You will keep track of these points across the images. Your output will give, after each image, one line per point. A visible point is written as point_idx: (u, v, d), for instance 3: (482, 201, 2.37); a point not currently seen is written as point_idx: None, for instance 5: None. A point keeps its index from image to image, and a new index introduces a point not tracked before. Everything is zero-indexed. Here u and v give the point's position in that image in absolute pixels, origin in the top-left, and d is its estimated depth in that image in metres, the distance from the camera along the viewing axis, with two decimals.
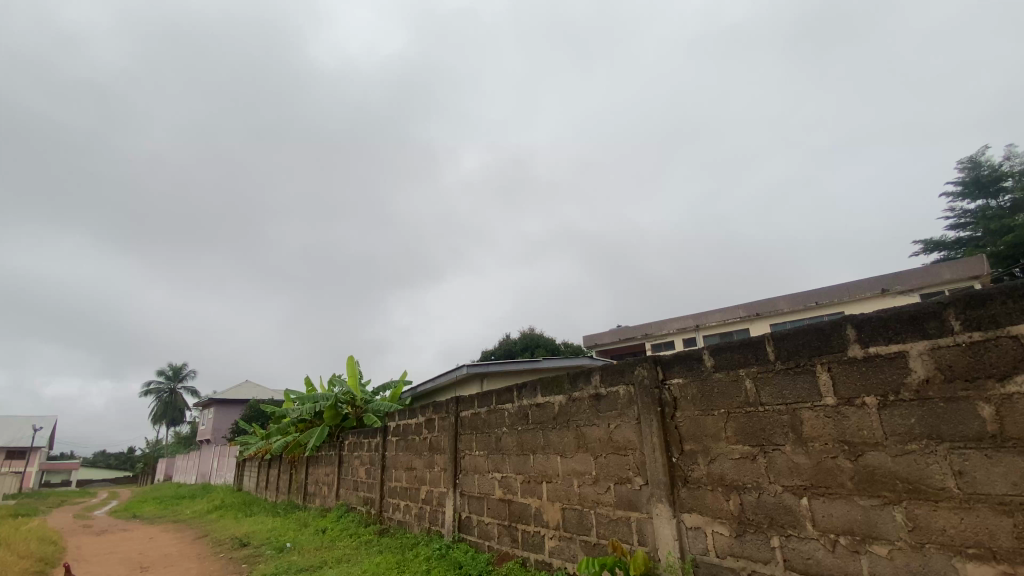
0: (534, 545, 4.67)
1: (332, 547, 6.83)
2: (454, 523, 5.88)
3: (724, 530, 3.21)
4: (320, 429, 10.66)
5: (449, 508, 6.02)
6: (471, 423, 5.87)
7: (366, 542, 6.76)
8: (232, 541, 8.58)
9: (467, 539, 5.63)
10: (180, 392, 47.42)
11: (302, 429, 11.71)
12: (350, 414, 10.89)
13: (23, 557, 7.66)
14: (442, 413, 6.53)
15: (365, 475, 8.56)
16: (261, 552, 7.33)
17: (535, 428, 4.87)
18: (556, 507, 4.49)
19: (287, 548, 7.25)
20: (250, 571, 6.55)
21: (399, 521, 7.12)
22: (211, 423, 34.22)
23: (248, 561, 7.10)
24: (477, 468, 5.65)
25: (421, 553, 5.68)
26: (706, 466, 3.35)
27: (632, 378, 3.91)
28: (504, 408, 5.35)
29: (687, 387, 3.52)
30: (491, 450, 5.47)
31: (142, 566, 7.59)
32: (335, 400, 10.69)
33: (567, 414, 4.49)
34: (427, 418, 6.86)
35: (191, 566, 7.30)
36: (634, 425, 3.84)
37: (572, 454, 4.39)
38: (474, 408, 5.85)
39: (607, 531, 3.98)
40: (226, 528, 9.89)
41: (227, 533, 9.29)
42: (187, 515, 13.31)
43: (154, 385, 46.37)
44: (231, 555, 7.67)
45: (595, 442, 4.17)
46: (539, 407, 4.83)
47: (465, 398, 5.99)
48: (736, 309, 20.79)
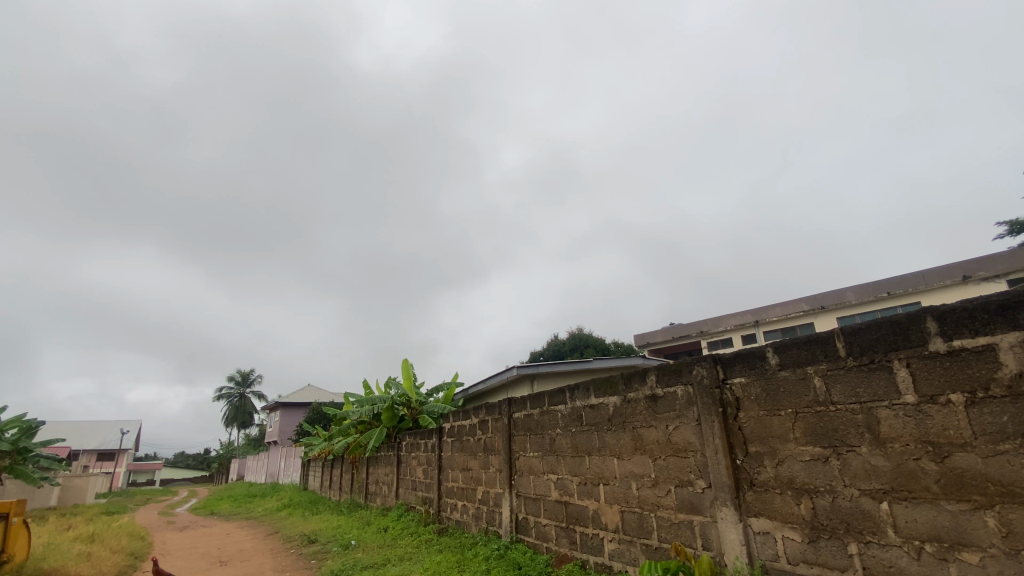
0: (593, 548, 4.63)
1: (394, 545, 7.04)
2: (512, 523, 5.90)
3: (795, 535, 3.06)
4: (379, 430, 11.01)
5: (506, 509, 6.05)
6: (524, 425, 5.88)
7: (426, 541, 6.91)
8: (301, 538, 9.02)
9: (525, 539, 5.64)
10: (249, 396, 50.29)
11: (362, 430, 12.13)
12: (406, 415, 11.18)
13: (116, 552, 8.36)
14: (495, 414, 6.59)
15: (422, 475, 8.75)
16: (328, 549, 7.66)
17: (589, 429, 4.82)
18: (615, 509, 4.42)
19: (352, 545, 7.54)
20: (319, 567, 6.86)
21: (457, 521, 7.24)
22: (278, 425, 36.08)
23: (317, 557, 7.43)
24: (532, 470, 5.66)
25: (481, 553, 5.74)
26: (772, 468, 3.21)
27: (690, 377, 3.80)
28: (557, 409, 5.33)
29: (750, 386, 3.39)
30: (545, 452, 5.46)
31: (220, 561, 8.08)
32: (391, 402, 11.00)
33: (622, 415, 4.43)
34: (480, 420, 6.94)
35: (264, 561, 7.73)
36: (694, 426, 3.73)
37: (629, 457, 4.32)
38: (527, 410, 5.86)
39: (669, 535, 3.89)
40: (295, 526, 10.39)
41: (297, 531, 9.75)
42: (259, 512, 14.08)
43: (225, 390, 49.44)
44: (300, 551, 8.06)
45: (653, 444, 4.09)
46: (593, 409, 4.79)
47: (518, 399, 6.02)
48: (798, 302, 19.78)
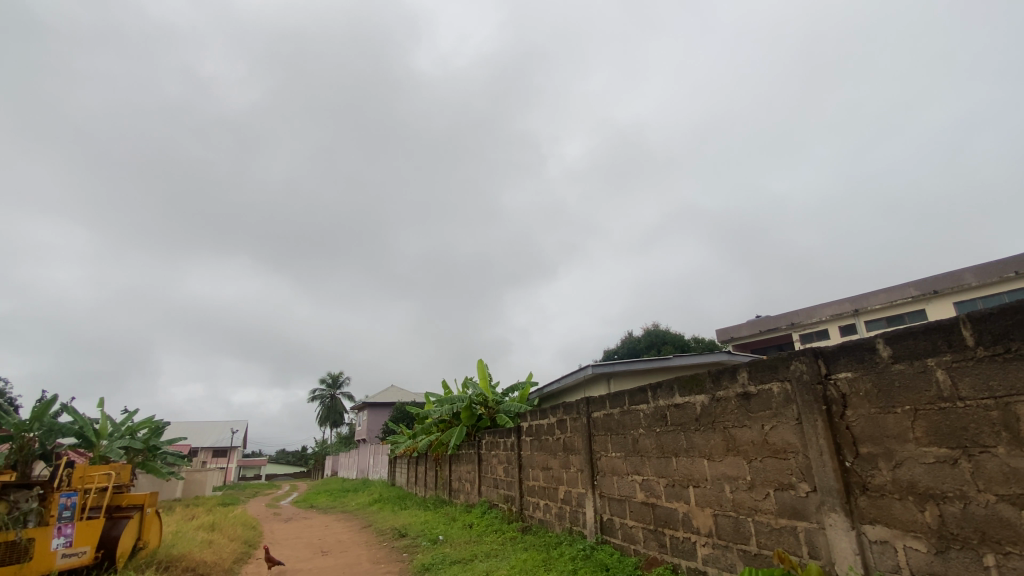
0: (684, 552, 4.46)
1: (480, 541, 7.19)
2: (597, 524, 5.82)
3: (919, 545, 2.76)
4: (459, 429, 11.30)
5: (589, 509, 5.98)
6: (604, 425, 5.77)
7: (511, 539, 7.00)
8: (392, 531, 9.47)
9: (611, 540, 5.55)
10: (338, 397, 53.63)
11: (443, 429, 12.53)
12: (484, 415, 11.38)
13: (233, 540, 9.23)
14: (573, 414, 6.53)
15: (503, 473, 8.87)
16: (419, 543, 7.97)
17: (675, 429, 4.65)
18: (707, 512, 4.23)
19: (440, 540, 7.80)
20: (410, 560, 7.16)
21: (540, 520, 7.25)
22: (366, 424, 38.16)
23: (408, 550, 7.76)
24: (615, 471, 5.55)
25: (566, 553, 5.71)
26: (889, 471, 2.91)
27: (788, 373, 3.55)
28: (639, 409, 5.19)
29: (858, 382, 3.10)
30: (628, 452, 5.33)
31: (322, 551, 8.66)
32: (469, 401, 11.26)
33: (710, 414, 4.23)
34: (558, 419, 6.92)
35: (361, 552, 8.20)
36: (794, 425, 3.48)
37: (721, 458, 4.11)
38: (606, 409, 5.76)
39: (770, 541, 3.66)
40: (386, 520, 10.93)
41: (388, 525, 10.26)
42: (353, 507, 14.96)
43: (318, 392, 53.03)
44: (392, 544, 8.46)
45: (747, 445, 3.87)
46: (678, 408, 4.62)
47: (597, 398, 5.93)
48: (905, 287, 17.95)
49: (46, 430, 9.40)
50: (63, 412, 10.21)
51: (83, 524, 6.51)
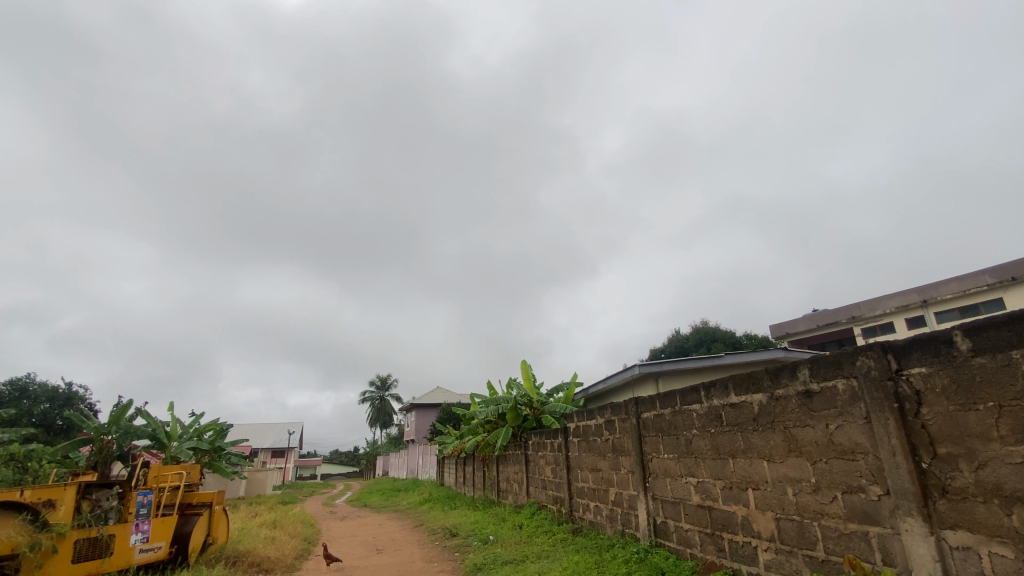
0: (745, 557, 4.30)
1: (530, 542, 7.19)
2: (650, 527, 5.70)
3: (1007, 552, 2.55)
4: (505, 429, 11.34)
5: (642, 512, 5.86)
6: (655, 425, 5.65)
7: (562, 540, 6.95)
8: (444, 531, 9.62)
9: (666, 544, 5.41)
10: (387, 399, 55.02)
11: (489, 430, 12.60)
12: (530, 415, 11.37)
13: (293, 537, 9.63)
14: (622, 414, 6.43)
15: (551, 474, 8.83)
16: (470, 543, 8.05)
17: (731, 429, 4.49)
18: (768, 516, 4.06)
19: (491, 540, 7.84)
20: (462, 559, 7.25)
21: (591, 522, 7.17)
22: (415, 425, 38.96)
23: (460, 550, 7.85)
24: (668, 472, 5.42)
25: (619, 555, 5.61)
26: (972, 473, 2.70)
27: (854, 369, 3.35)
28: (692, 409, 5.04)
29: (933, 377, 2.89)
30: (681, 454, 5.20)
31: (377, 549, 8.90)
32: (514, 402, 11.28)
33: (768, 414, 4.07)
34: (606, 419, 6.82)
35: (415, 551, 8.36)
36: (863, 425, 3.29)
37: (782, 459, 3.94)
38: (657, 410, 5.63)
39: (839, 547, 3.47)
40: (437, 519, 11.10)
41: (439, 524, 10.42)
42: (404, 506, 15.28)
43: (367, 394, 54.61)
44: (445, 543, 8.59)
45: (810, 446, 3.68)
46: (734, 408, 4.45)
47: (647, 398, 5.81)
48: (979, 275, 16.71)
49: (123, 433, 10.09)
50: (137, 416, 10.94)
51: (159, 521, 6.98)
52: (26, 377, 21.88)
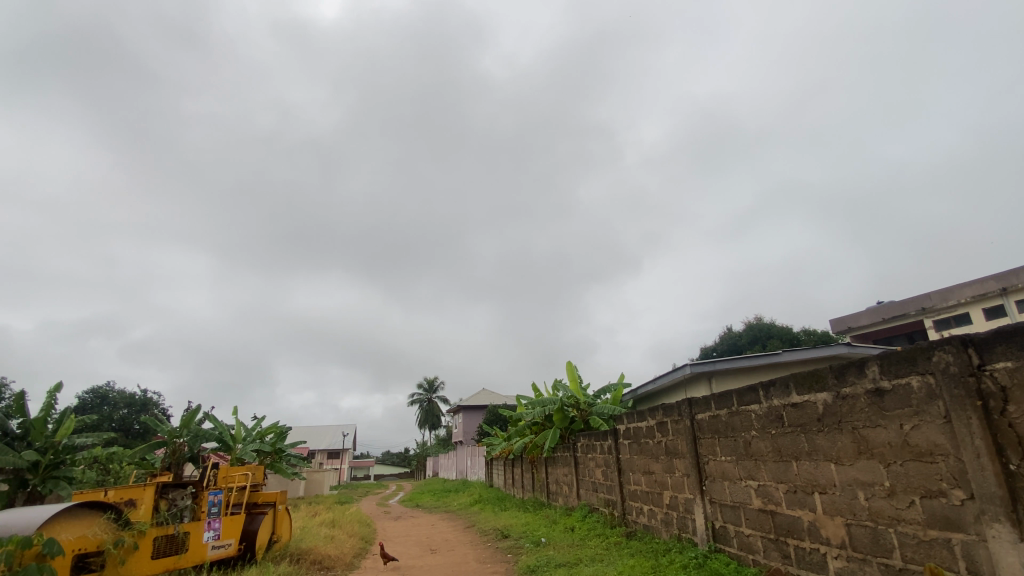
0: (813, 564, 4.09)
1: (583, 545, 7.12)
2: (708, 532, 5.53)
3: None
4: (553, 431, 11.28)
5: (699, 516, 5.69)
6: (710, 427, 5.48)
7: (616, 544, 6.84)
8: (496, 532, 9.68)
9: (726, 549, 5.23)
10: (434, 401, 56.03)
11: (537, 432, 12.58)
12: (577, 417, 11.27)
13: (351, 536, 9.94)
14: (674, 416, 6.27)
15: (602, 476, 8.72)
16: (522, 544, 8.06)
17: (794, 431, 4.29)
18: (838, 521, 3.85)
19: (543, 542, 7.83)
20: (515, 561, 7.27)
21: (645, 526, 7.03)
22: (463, 426, 39.46)
23: (512, 551, 7.88)
24: (726, 476, 5.24)
25: (677, 560, 5.48)
26: None
27: (930, 365, 3.13)
28: (750, 410, 4.86)
29: (1021, 372, 2.67)
30: (740, 456, 5.01)
31: (431, 549, 9.05)
32: (561, 404, 11.21)
33: (834, 414, 3.87)
34: (658, 421, 6.68)
35: (468, 552, 8.45)
36: (942, 425, 3.06)
37: (851, 461, 3.73)
38: (712, 411, 5.47)
39: (919, 555, 3.24)
40: (488, 520, 11.19)
41: (490, 525, 10.50)
42: (456, 507, 15.48)
43: (415, 396, 55.77)
44: (497, 544, 8.64)
45: (883, 448, 3.47)
46: (796, 408, 4.26)
47: (701, 399, 5.65)
48: None
49: (194, 436, 10.76)
50: (205, 419, 11.64)
51: (228, 519, 7.40)
52: (107, 385, 23.68)
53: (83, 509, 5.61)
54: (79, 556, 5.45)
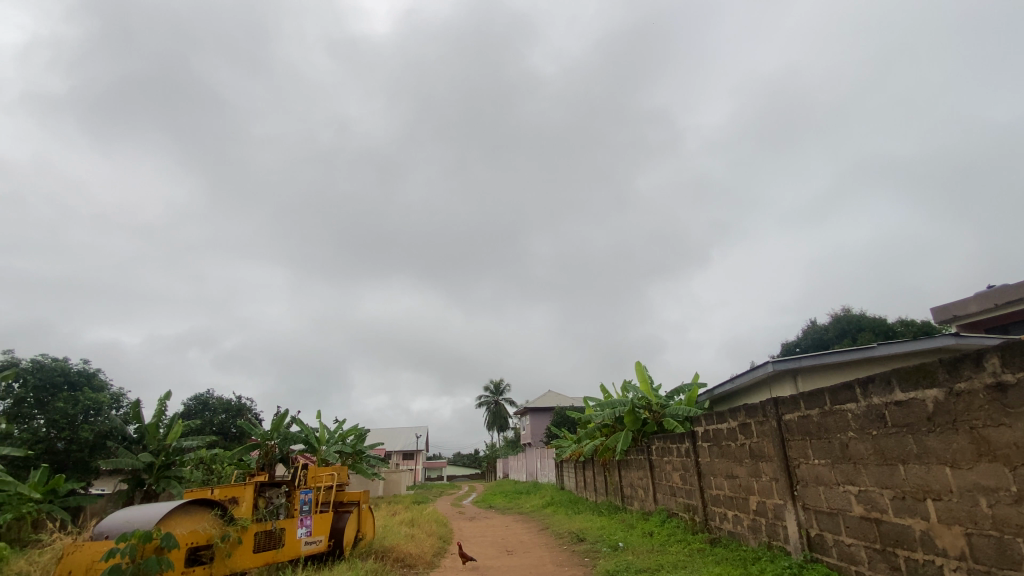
0: None
1: (664, 551, 6.90)
2: (803, 541, 5.18)
3: None
4: (624, 433, 11.06)
5: (792, 523, 5.35)
6: (800, 428, 5.14)
7: (699, 551, 6.58)
8: (571, 535, 9.61)
9: (824, 560, 4.87)
10: (502, 403, 56.64)
11: (608, 434, 12.37)
12: (649, 419, 10.98)
13: (430, 536, 10.24)
14: (759, 417, 5.95)
15: (680, 480, 8.42)
16: (599, 549, 7.94)
17: (898, 431, 3.94)
18: (955, 531, 3.49)
19: (621, 547, 7.67)
20: (593, 565, 7.17)
21: (730, 532, 6.71)
22: (531, 429, 39.59)
23: (590, 555, 7.79)
24: (820, 480, 4.90)
25: (768, 570, 5.17)
26: None
27: None
28: (845, 409, 4.52)
29: None
30: (836, 459, 4.66)
31: (507, 550, 9.12)
32: (632, 405, 10.96)
33: (948, 413, 3.50)
34: (740, 423, 6.36)
35: (544, 554, 8.45)
36: None
37: (970, 465, 3.36)
38: (801, 411, 5.13)
39: None
40: (562, 523, 11.12)
41: (565, 528, 10.44)
42: (528, 509, 15.52)
43: (483, 399, 56.69)
44: (573, 548, 8.57)
45: (1008, 449, 3.10)
46: (901, 406, 3.91)
47: (789, 399, 5.32)
48: None
49: (283, 438, 11.56)
50: (293, 423, 12.46)
51: (319, 516, 7.86)
52: (207, 392, 25.92)
53: (193, 505, 6.17)
54: (192, 548, 5.96)
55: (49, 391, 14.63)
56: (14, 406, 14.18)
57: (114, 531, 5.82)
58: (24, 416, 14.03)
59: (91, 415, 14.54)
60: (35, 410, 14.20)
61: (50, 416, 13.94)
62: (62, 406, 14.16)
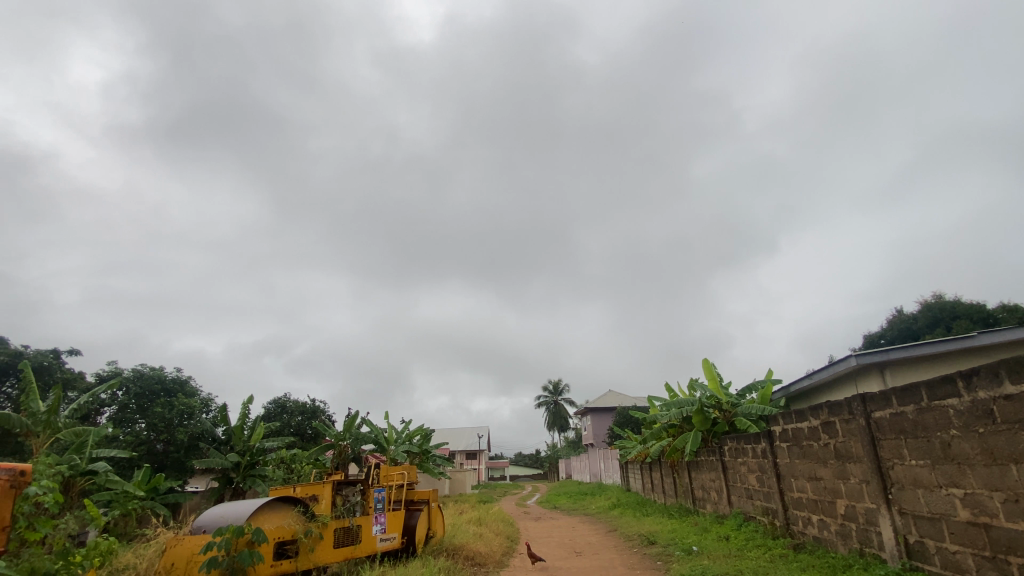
0: None
1: (742, 556, 6.61)
2: (899, 548, 4.79)
3: None
4: (693, 433, 10.68)
5: (886, 529, 4.96)
6: (894, 427, 4.76)
7: (781, 557, 6.24)
8: (641, 538, 9.40)
9: (925, 569, 4.48)
10: (561, 403, 56.38)
11: (675, 435, 12.00)
12: (719, 418, 10.55)
13: (498, 535, 10.36)
14: (844, 415, 5.56)
15: (757, 482, 8.02)
16: (672, 552, 7.71)
17: (1010, 429, 3.56)
18: None
19: (695, 550, 7.42)
20: (666, 569, 6.98)
21: (816, 538, 6.32)
22: (592, 428, 39.12)
23: (662, 559, 7.58)
24: (919, 482, 4.51)
25: None
26: None
27: None
28: (945, 405, 4.14)
29: None
30: (936, 460, 4.28)
31: (576, 552, 9.06)
32: (700, 404, 10.58)
33: None
34: (823, 421, 5.98)
35: (613, 557, 8.32)
36: None
37: None
38: (893, 408, 4.74)
39: None
40: (631, 525, 10.91)
41: (634, 530, 10.23)
42: (594, 510, 15.36)
43: (543, 398, 56.69)
44: (644, 551, 8.38)
45: None
46: (1011, 401, 3.53)
47: (879, 395, 4.94)
48: None
49: (355, 438, 12.08)
50: (363, 424, 13.01)
51: (392, 514, 8.15)
52: (284, 395, 27.57)
53: (278, 503, 6.59)
54: (279, 543, 6.36)
55: (148, 397, 16.05)
56: (119, 412, 15.68)
57: (211, 525, 6.31)
58: (127, 420, 15.49)
59: (185, 419, 15.80)
60: (137, 415, 15.62)
61: (150, 420, 15.28)
62: (160, 411, 15.50)
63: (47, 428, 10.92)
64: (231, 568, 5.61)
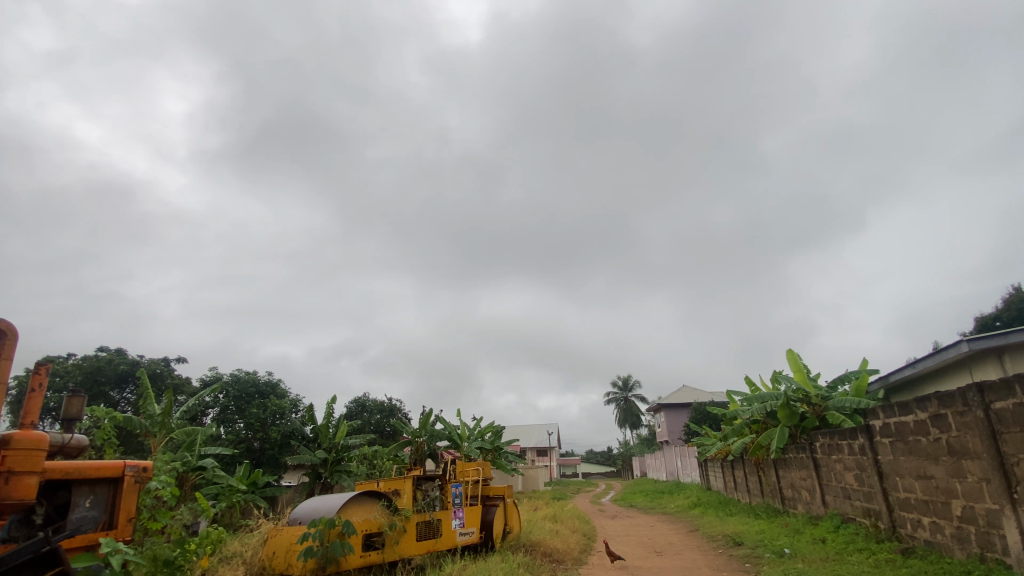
0: None
1: (842, 560, 6.15)
2: None
3: None
4: (779, 430, 10.07)
5: (1012, 532, 4.43)
6: (1018, 419, 4.24)
7: (887, 562, 5.74)
8: (725, 538, 9.01)
9: None
10: (632, 399, 55.10)
11: (758, 431, 11.38)
12: (808, 413, 9.92)
13: (574, 532, 10.33)
14: (958, 407, 5.01)
15: (856, 481, 7.42)
16: (762, 554, 7.32)
17: None
18: None
19: (788, 553, 6.99)
20: (756, 572, 6.64)
21: (928, 542, 5.76)
22: (666, 425, 37.92)
23: (751, 561, 7.22)
24: None
25: None
26: None
27: None
28: None
29: None
30: None
31: (656, 551, 8.81)
32: (786, 398, 9.95)
33: None
34: (932, 414, 5.42)
35: (697, 557, 8.04)
36: None
37: None
38: (1017, 398, 4.22)
39: None
40: (714, 526, 10.47)
41: (718, 531, 9.81)
42: (673, 509, 14.88)
43: (613, 395, 55.69)
44: (730, 552, 8.02)
45: None
46: None
47: (999, 385, 4.41)
48: None
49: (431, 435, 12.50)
50: (438, 421, 13.44)
51: (470, 509, 8.33)
52: (364, 395, 29.02)
53: (364, 497, 6.96)
54: (366, 535, 6.68)
55: (245, 399, 17.50)
56: (221, 413, 17.20)
57: (305, 516, 6.77)
58: (229, 420, 16.96)
59: (277, 419, 17.05)
60: (236, 416, 17.07)
61: (248, 420, 16.64)
62: (255, 411, 16.83)
63: (163, 429, 12.16)
64: (325, 558, 5.99)
